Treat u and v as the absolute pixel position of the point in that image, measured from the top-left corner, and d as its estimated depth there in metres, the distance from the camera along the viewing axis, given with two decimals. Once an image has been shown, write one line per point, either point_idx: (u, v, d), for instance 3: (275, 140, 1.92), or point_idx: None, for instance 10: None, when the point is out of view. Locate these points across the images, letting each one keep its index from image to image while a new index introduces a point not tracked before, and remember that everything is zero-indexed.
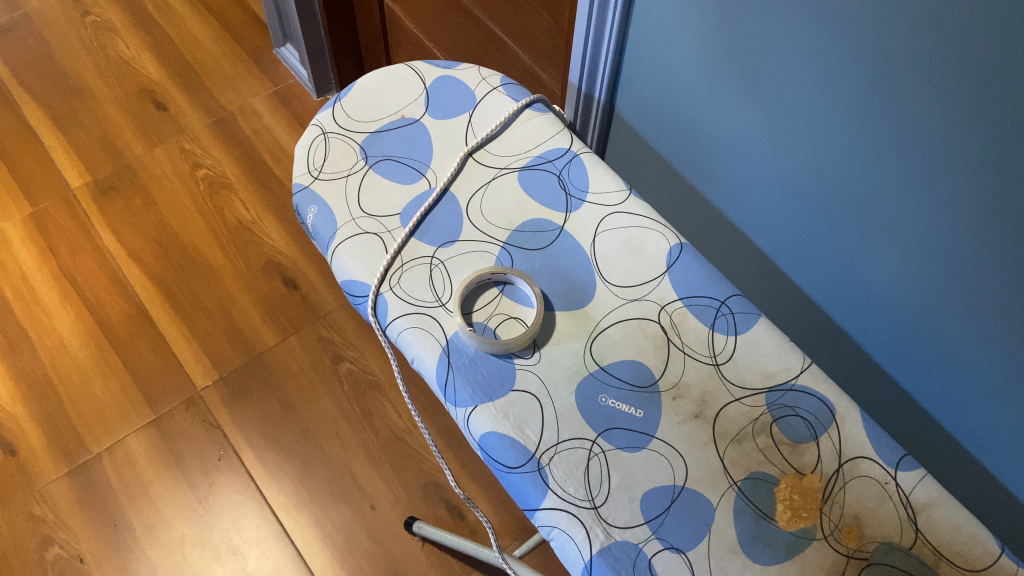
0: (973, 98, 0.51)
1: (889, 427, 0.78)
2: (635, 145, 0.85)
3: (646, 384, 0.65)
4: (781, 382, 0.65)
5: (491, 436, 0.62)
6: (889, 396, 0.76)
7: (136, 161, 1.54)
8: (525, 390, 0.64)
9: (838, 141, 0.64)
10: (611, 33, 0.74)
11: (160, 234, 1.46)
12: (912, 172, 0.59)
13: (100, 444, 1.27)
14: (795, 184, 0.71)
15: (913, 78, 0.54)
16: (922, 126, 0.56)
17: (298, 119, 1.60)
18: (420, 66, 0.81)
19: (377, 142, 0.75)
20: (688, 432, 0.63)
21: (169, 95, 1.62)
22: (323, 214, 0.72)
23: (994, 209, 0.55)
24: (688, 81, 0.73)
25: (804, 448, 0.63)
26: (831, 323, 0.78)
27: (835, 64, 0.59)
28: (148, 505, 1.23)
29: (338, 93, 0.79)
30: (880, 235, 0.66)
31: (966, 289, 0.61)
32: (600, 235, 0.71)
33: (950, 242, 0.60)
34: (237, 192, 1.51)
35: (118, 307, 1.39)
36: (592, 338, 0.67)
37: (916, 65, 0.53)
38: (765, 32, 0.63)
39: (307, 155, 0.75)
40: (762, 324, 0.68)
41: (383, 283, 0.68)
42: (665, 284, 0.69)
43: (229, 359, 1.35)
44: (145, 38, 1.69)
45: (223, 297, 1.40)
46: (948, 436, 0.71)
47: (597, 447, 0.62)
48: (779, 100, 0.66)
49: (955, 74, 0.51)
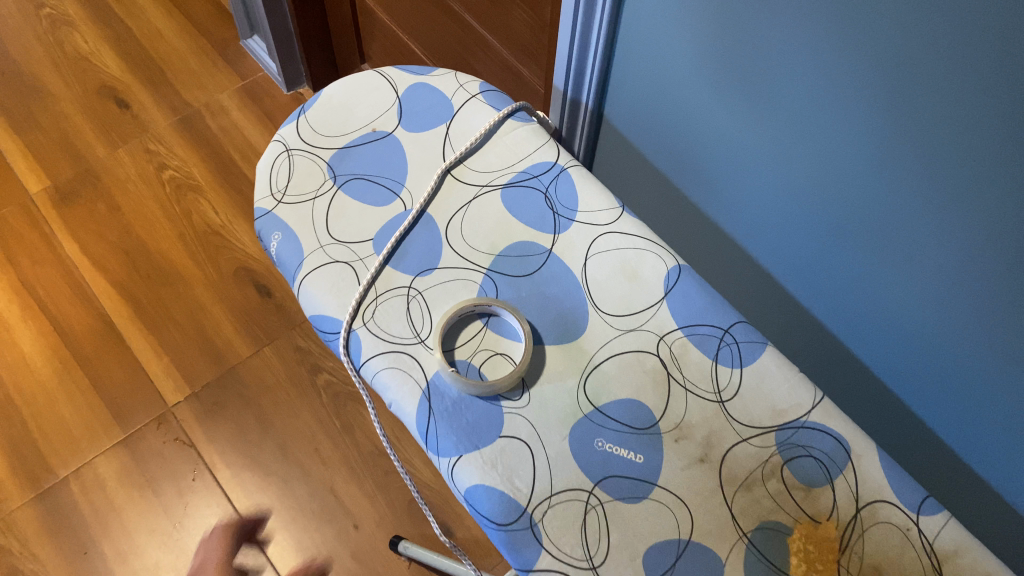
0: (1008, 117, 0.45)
1: (897, 454, 0.73)
2: (625, 154, 0.79)
3: (646, 425, 0.60)
4: (792, 420, 0.60)
5: (476, 489, 0.57)
6: (899, 422, 0.71)
7: (98, 164, 1.46)
8: (514, 435, 0.59)
9: (848, 157, 0.58)
10: (599, 36, 0.68)
11: (126, 241, 1.39)
12: (932, 194, 0.53)
13: (67, 467, 1.21)
14: (800, 200, 0.65)
15: (938, 92, 0.48)
16: (946, 144, 0.50)
17: (267, 115, 1.52)
18: (392, 73, 0.75)
19: (346, 160, 0.69)
20: (693, 478, 0.58)
21: (132, 91, 1.54)
22: (288, 242, 0.65)
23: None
24: (683, 87, 0.67)
25: (818, 493, 0.58)
26: (836, 347, 0.72)
27: (848, 73, 0.53)
28: (119, 531, 1.17)
29: (303, 105, 0.72)
30: (896, 258, 0.60)
31: (993, 322, 0.56)
32: (592, 258, 0.65)
33: (972, 271, 0.54)
34: (205, 194, 1.44)
35: (83, 320, 1.32)
36: (585, 375, 0.61)
37: (943, 78, 0.47)
38: (771, 37, 0.56)
39: (270, 175, 0.68)
40: (769, 354, 0.62)
41: (356, 319, 0.62)
42: (663, 312, 0.64)
43: (201, 372, 1.29)
44: (104, 31, 1.61)
45: (194, 307, 1.34)
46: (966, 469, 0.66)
47: (594, 499, 0.57)
48: (785, 110, 0.60)
49: (987, 90, 0.45)
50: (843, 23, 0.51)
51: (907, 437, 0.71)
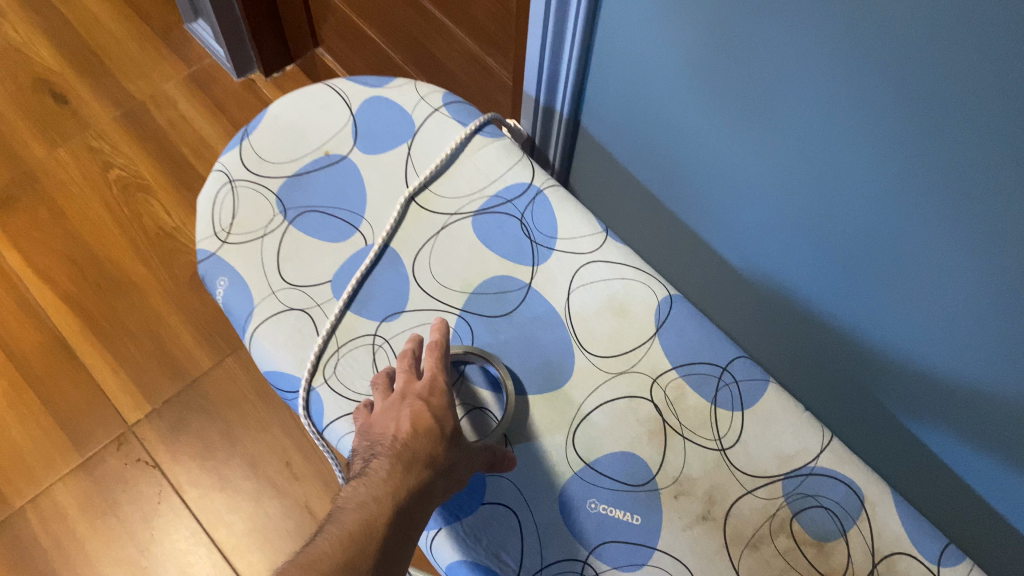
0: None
1: None
2: (603, 164, 0.73)
3: (642, 481, 0.54)
4: (799, 467, 0.55)
5: (457, 564, 0.51)
6: None
7: (37, 166, 1.36)
8: (499, 501, 0.53)
9: (832, 195, 0.51)
10: (574, 43, 0.61)
11: (72, 248, 1.30)
12: (942, 250, 0.46)
13: (23, 496, 1.14)
14: (783, 233, 0.58)
15: (954, 144, 0.41)
16: (961, 201, 0.43)
17: (218, 105, 1.43)
18: (344, 86, 0.67)
19: (298, 190, 0.62)
20: (696, 538, 0.53)
21: (70, 85, 1.43)
22: (236, 289, 0.58)
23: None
24: (664, 102, 0.60)
25: (831, 548, 0.53)
26: None
27: (847, 112, 0.45)
28: (83, 562, 1.11)
29: (246, 127, 0.65)
30: (887, 304, 0.53)
31: (998, 383, 0.49)
32: (575, 292, 0.59)
33: (986, 331, 0.48)
34: (155, 194, 1.35)
35: (31, 337, 1.24)
36: (574, 427, 0.56)
37: (960, 130, 0.40)
38: (759, 64, 0.48)
39: (212, 211, 0.61)
40: (773, 393, 0.57)
41: (316, 375, 0.55)
42: (655, 350, 0.58)
43: (161, 387, 1.22)
44: (35, 19, 1.49)
45: (150, 317, 1.26)
46: None
47: (589, 569, 0.52)
48: (776, 140, 0.52)
49: (1013, 148, 0.38)
50: (842, 58, 0.43)
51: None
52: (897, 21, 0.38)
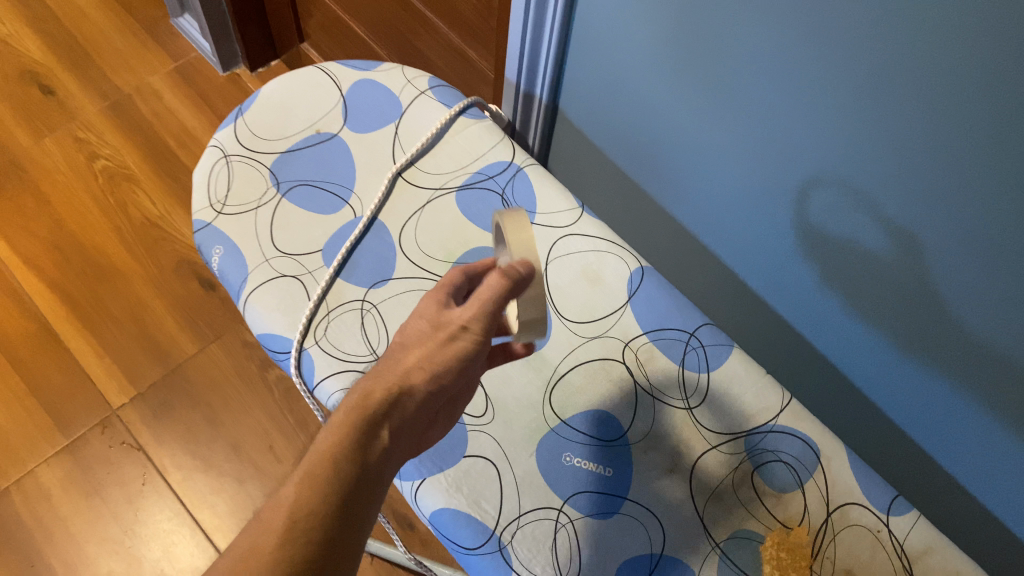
0: (978, 136, 0.42)
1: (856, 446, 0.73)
2: (577, 147, 0.77)
3: (614, 436, 0.58)
4: (760, 424, 0.59)
5: (441, 511, 0.55)
6: (859, 418, 0.70)
7: (24, 155, 1.38)
8: (479, 454, 0.57)
9: (800, 164, 0.55)
10: (553, 30, 0.65)
11: (57, 236, 1.32)
12: (901, 208, 0.50)
13: (7, 477, 1.16)
14: (754, 203, 0.62)
15: (908, 109, 0.44)
16: (919, 162, 0.47)
17: (203, 98, 1.45)
18: (335, 69, 0.71)
19: (289, 165, 0.65)
20: (663, 489, 0.57)
21: (55, 76, 1.45)
22: (231, 256, 0.61)
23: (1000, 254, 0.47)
24: (639, 84, 0.64)
25: (789, 499, 0.57)
26: (793, 342, 0.71)
27: (810, 82, 0.49)
28: (67, 541, 1.12)
29: (240, 106, 0.68)
30: (854, 264, 0.57)
31: (960, 329, 0.53)
32: (553, 262, 0.64)
33: (939, 284, 0.52)
34: (141, 183, 1.37)
35: (17, 323, 1.26)
36: (550, 387, 0.60)
37: (909, 93, 0.44)
38: (728, 40, 0.52)
39: (207, 184, 0.64)
40: (736, 357, 0.61)
41: (308, 337, 0.58)
42: (627, 316, 0.62)
43: (145, 372, 1.24)
44: (21, 11, 1.50)
45: (135, 304, 1.28)
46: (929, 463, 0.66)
47: (564, 517, 0.55)
48: (745, 113, 0.56)
49: (957, 106, 0.42)
50: (802, 31, 0.47)
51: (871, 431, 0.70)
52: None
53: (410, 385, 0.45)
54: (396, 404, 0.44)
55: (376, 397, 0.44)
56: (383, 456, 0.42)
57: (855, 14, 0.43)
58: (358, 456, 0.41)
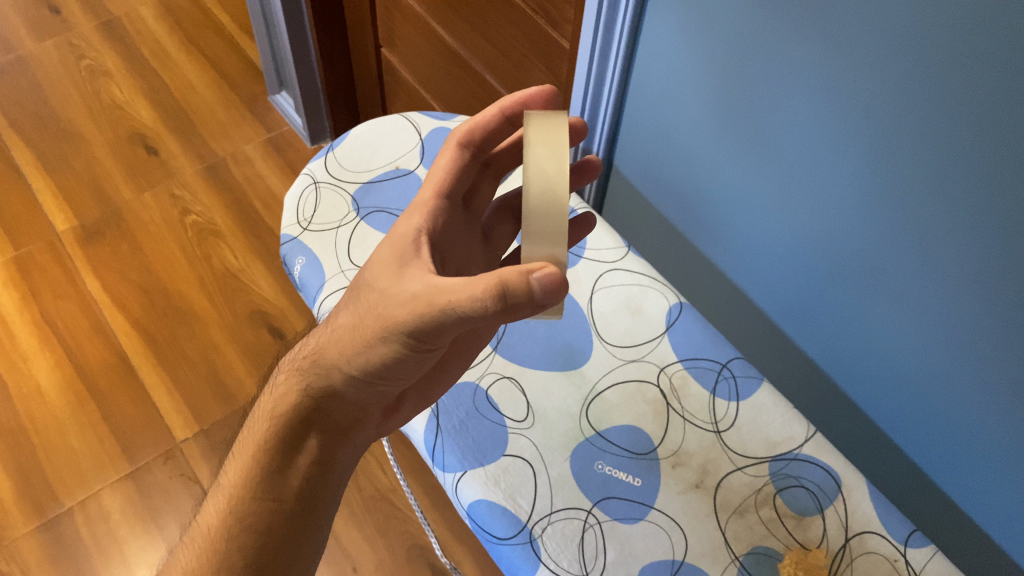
0: (979, 178, 0.47)
1: (909, 514, 0.72)
2: (632, 200, 0.83)
3: (644, 450, 0.63)
4: (785, 451, 0.63)
5: (479, 503, 0.60)
6: (909, 480, 0.70)
7: (124, 206, 1.48)
8: (518, 455, 0.62)
9: (826, 208, 0.60)
10: (611, 87, 0.72)
11: (145, 280, 1.39)
12: (919, 244, 0.54)
13: (72, 497, 1.18)
14: (791, 251, 0.67)
15: (915, 147, 0.50)
16: (927, 198, 0.51)
17: (290, 166, 1.55)
18: (416, 119, 0.84)
19: (369, 194, 0.77)
20: (689, 503, 0.60)
21: (161, 139, 1.57)
22: (311, 265, 0.71)
23: (1001, 291, 0.51)
24: (686, 140, 0.70)
25: (809, 522, 0.60)
26: (842, 400, 0.72)
27: (833, 127, 0.55)
28: (118, 563, 1.12)
29: (331, 144, 0.81)
30: (879, 304, 0.61)
31: (984, 364, 0.55)
32: (598, 293, 0.71)
33: (953, 320, 0.56)
34: (226, 239, 1.44)
35: (100, 356, 1.30)
36: (589, 402, 0.65)
37: (915, 129, 0.49)
38: (763, 96, 0.59)
39: (298, 205, 0.76)
40: (764, 390, 0.66)
41: None
42: (664, 345, 0.68)
43: (212, 411, 1.26)
44: (139, 82, 1.65)
45: (208, 348, 1.32)
46: (977, 528, 0.65)
47: (592, 518, 0.59)
48: (778, 163, 0.62)
49: (954, 145, 0.47)
50: (829, 86, 0.53)
51: (927, 498, 0.69)
52: (866, 43, 0.49)
53: (317, 392, 0.53)
54: (306, 417, 0.54)
55: (281, 416, 0.54)
56: (301, 475, 0.53)
57: (869, 61, 0.49)
58: (268, 487, 0.52)
